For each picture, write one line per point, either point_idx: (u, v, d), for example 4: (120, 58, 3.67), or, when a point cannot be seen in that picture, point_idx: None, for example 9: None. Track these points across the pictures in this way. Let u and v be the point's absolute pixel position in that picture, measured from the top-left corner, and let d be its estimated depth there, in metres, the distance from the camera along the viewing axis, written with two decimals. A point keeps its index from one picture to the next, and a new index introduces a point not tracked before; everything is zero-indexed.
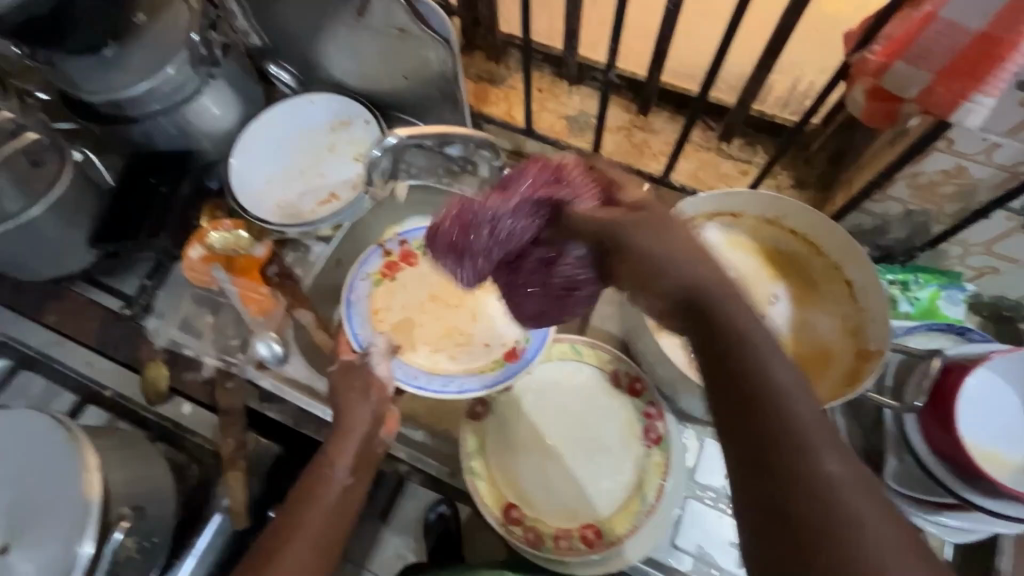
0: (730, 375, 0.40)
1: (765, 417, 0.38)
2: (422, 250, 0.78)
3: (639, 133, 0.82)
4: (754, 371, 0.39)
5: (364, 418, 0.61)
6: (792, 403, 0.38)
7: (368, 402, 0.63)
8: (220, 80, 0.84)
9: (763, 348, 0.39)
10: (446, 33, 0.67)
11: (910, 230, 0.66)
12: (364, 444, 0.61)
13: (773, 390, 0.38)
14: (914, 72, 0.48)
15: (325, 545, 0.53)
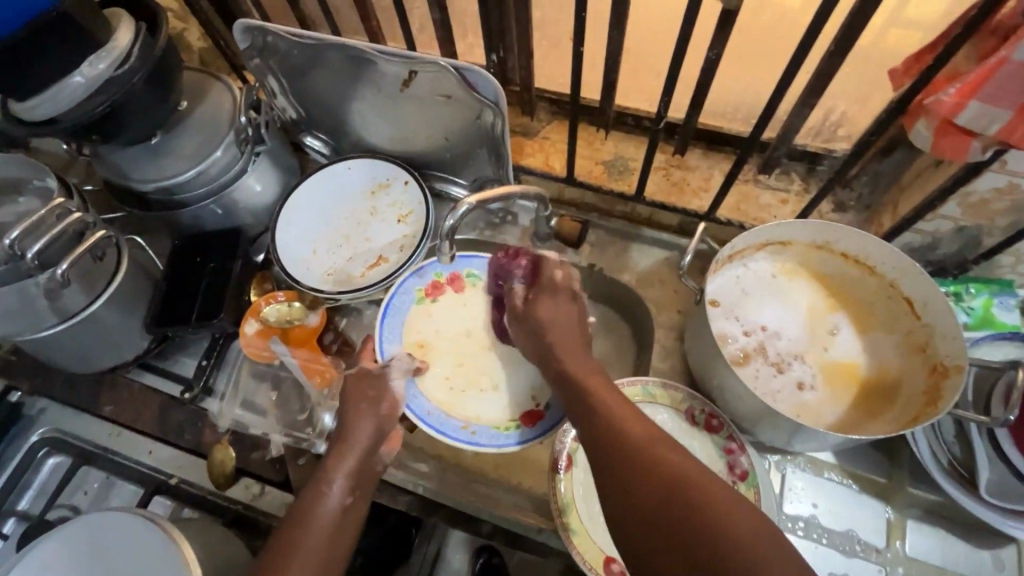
0: (612, 450, 0.52)
1: (654, 466, 0.49)
2: (469, 282, 0.84)
3: (676, 172, 0.85)
4: (624, 440, 0.52)
5: (365, 434, 0.64)
6: (674, 463, 0.48)
7: (372, 418, 0.65)
8: (264, 157, 0.86)
9: (627, 423, 0.53)
10: (495, 97, 0.70)
11: (961, 244, 0.69)
12: (365, 460, 0.63)
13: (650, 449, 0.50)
14: (991, 111, 0.43)
15: (330, 561, 0.56)
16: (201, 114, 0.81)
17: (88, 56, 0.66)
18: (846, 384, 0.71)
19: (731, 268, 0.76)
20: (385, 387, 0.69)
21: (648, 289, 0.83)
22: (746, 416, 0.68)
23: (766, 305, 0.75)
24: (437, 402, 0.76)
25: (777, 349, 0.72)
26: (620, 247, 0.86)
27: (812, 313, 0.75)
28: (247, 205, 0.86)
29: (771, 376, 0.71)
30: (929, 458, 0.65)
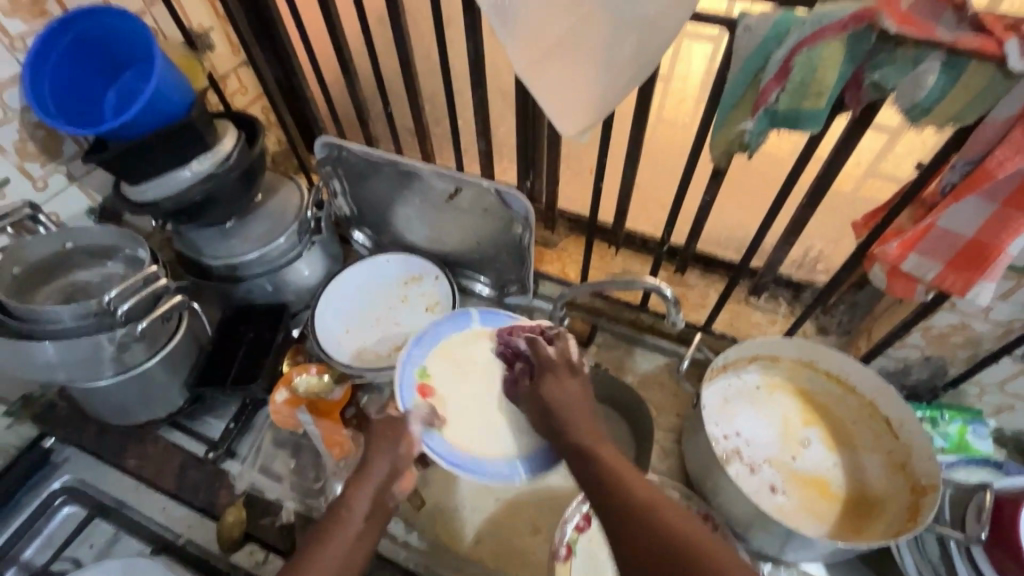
0: (616, 514, 0.53)
1: (651, 524, 0.50)
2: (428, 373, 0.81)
3: (677, 288, 0.96)
4: (635, 493, 0.53)
5: (382, 467, 0.66)
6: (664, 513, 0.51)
7: (391, 453, 0.68)
8: (317, 246, 0.98)
9: (626, 487, 0.54)
10: (525, 213, 0.83)
11: (930, 371, 0.77)
12: (380, 492, 0.65)
13: (661, 522, 0.50)
14: (928, 262, 0.54)
15: None
16: (272, 205, 0.95)
17: (197, 154, 0.81)
18: (819, 498, 0.75)
19: (723, 376, 0.84)
20: (403, 429, 0.71)
21: (648, 391, 0.91)
22: (742, 519, 0.71)
23: (752, 415, 0.82)
24: (460, 442, 0.77)
25: (751, 453, 0.78)
26: (625, 350, 0.95)
27: (786, 424, 0.81)
28: (295, 285, 0.97)
29: (746, 476, 0.76)
30: (915, 575, 0.67)
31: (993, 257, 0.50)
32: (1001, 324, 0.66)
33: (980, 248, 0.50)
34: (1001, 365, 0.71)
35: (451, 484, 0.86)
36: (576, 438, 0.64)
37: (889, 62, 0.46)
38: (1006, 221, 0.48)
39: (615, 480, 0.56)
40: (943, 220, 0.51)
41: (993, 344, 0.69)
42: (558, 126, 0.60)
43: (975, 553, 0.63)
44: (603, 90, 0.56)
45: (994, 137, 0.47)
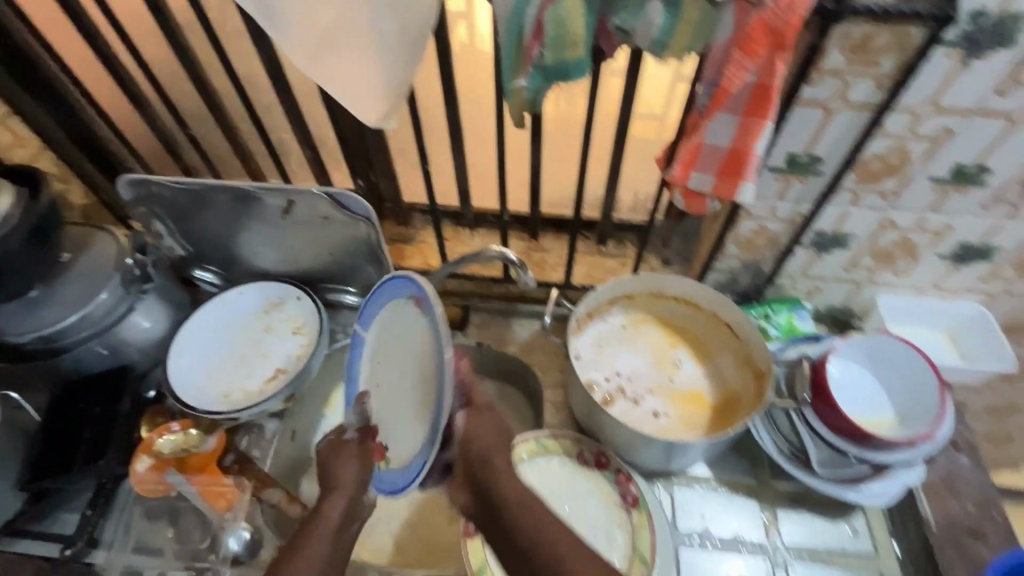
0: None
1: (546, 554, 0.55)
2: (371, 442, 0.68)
3: (535, 254, 1.00)
4: (513, 521, 0.58)
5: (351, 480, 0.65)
6: (518, 512, 0.58)
7: (354, 463, 0.66)
8: (152, 294, 0.89)
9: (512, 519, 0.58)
10: (366, 213, 0.82)
11: (752, 275, 0.88)
12: (353, 502, 0.64)
13: (506, 511, 0.59)
14: (704, 177, 0.61)
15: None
16: (86, 262, 0.84)
17: None
18: (691, 410, 0.85)
19: (591, 323, 0.91)
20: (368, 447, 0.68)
21: (529, 355, 0.95)
22: (624, 445, 0.77)
23: (625, 352, 0.89)
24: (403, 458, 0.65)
25: (632, 386, 0.86)
26: (502, 324, 0.98)
27: (658, 351, 0.90)
28: (136, 342, 0.88)
29: (630, 410, 0.84)
30: (774, 450, 0.76)
31: (747, 161, 0.58)
32: (787, 220, 0.77)
33: (736, 155, 0.58)
34: (799, 255, 0.83)
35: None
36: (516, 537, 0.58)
37: (623, 8, 0.51)
38: (749, 130, 0.56)
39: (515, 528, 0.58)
40: (706, 138, 0.58)
41: (788, 239, 0.80)
42: (360, 116, 0.59)
43: (806, 414, 0.73)
44: (392, 70, 0.57)
45: (721, 61, 0.54)
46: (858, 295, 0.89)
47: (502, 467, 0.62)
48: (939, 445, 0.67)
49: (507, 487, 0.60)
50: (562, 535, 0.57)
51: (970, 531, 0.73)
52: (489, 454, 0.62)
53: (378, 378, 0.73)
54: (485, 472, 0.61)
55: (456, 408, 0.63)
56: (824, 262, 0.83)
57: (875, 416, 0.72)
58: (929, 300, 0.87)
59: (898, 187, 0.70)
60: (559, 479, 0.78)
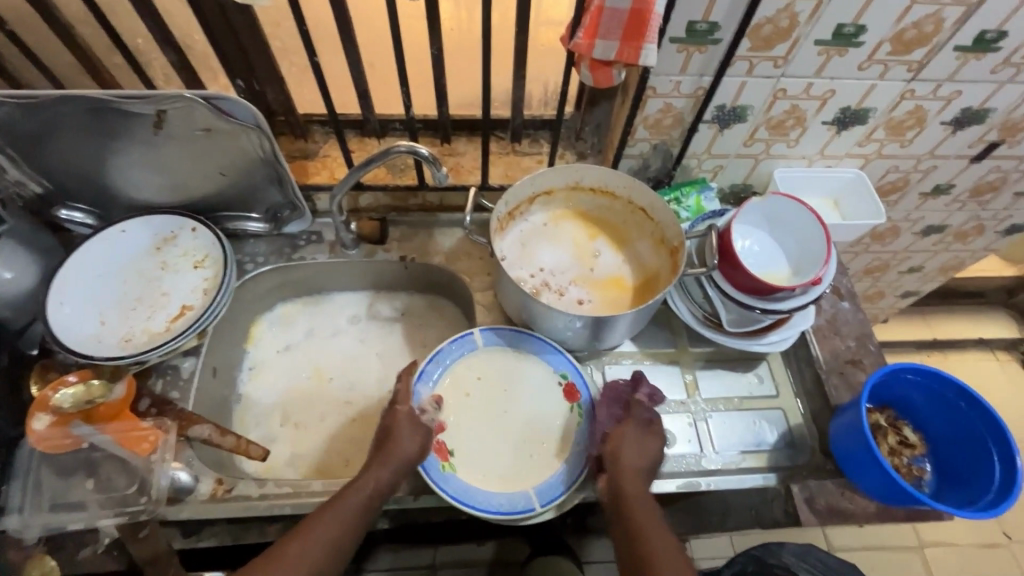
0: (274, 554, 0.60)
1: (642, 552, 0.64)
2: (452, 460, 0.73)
3: (450, 159, 0.96)
4: (631, 517, 0.66)
5: (404, 453, 0.67)
6: (648, 516, 0.66)
7: (415, 438, 0.69)
8: (8, 241, 0.77)
9: (645, 528, 0.65)
10: (255, 120, 0.74)
11: (661, 158, 0.91)
12: (400, 474, 0.66)
13: (644, 518, 0.66)
14: (608, 45, 0.60)
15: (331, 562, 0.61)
16: None
17: None
18: (616, 293, 0.89)
19: (513, 224, 0.92)
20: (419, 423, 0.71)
21: (455, 263, 0.93)
22: (558, 333, 0.80)
23: (546, 249, 0.91)
24: (477, 476, 0.73)
25: (556, 280, 0.89)
26: (424, 236, 0.95)
27: (578, 245, 0.93)
28: (1, 295, 0.76)
29: (557, 300, 0.87)
30: (690, 316, 0.84)
31: (647, 21, 0.57)
32: (690, 96, 0.79)
33: (637, 16, 0.57)
34: (704, 133, 0.86)
35: (321, 431, 0.88)
36: (631, 529, 0.66)
37: None
38: None
39: (636, 528, 0.65)
40: (607, 0, 0.57)
41: (692, 116, 0.82)
42: None
43: (716, 278, 0.79)
44: None
45: None
46: (756, 170, 0.95)
47: (632, 468, 0.69)
48: (824, 288, 0.75)
49: (637, 490, 0.68)
50: (663, 539, 0.65)
51: (851, 361, 0.85)
52: (643, 459, 0.70)
53: (466, 387, 0.79)
54: (634, 472, 0.69)
55: (638, 413, 0.74)
56: (726, 138, 0.87)
57: (772, 273, 0.79)
58: (818, 166, 0.94)
59: (787, 52, 0.73)
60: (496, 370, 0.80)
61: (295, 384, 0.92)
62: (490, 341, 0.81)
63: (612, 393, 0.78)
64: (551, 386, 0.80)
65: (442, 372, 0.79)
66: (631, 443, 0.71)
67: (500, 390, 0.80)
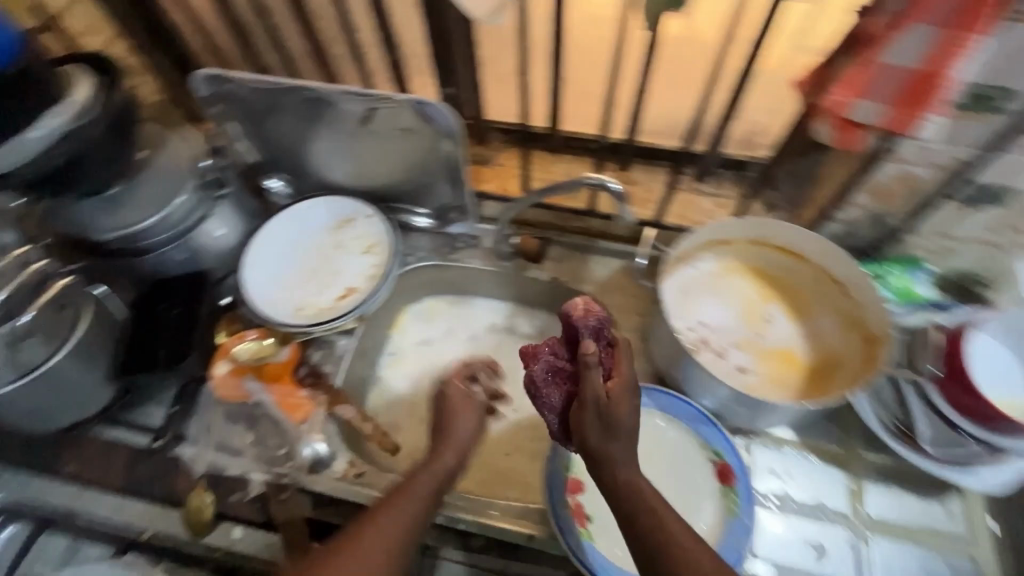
0: (341, 538, 0.56)
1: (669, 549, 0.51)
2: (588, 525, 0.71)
3: (623, 187, 0.91)
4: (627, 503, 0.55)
5: (460, 440, 0.69)
6: (640, 494, 0.54)
7: (470, 420, 0.71)
8: (227, 202, 0.87)
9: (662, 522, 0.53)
10: (452, 127, 0.75)
11: (875, 228, 0.78)
12: (459, 462, 0.67)
13: (646, 504, 0.54)
14: (875, 105, 0.56)
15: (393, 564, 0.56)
16: (162, 161, 0.81)
17: (48, 109, 0.67)
18: (785, 369, 0.78)
19: (680, 268, 0.83)
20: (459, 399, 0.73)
21: (608, 296, 0.89)
22: (715, 402, 0.74)
23: (711, 302, 0.82)
24: (614, 547, 0.70)
25: (717, 339, 0.80)
26: (580, 260, 0.92)
27: (748, 305, 0.83)
28: (212, 248, 0.87)
29: (715, 363, 0.78)
30: (876, 421, 0.71)
31: (935, 86, 0.53)
32: (940, 167, 0.66)
33: (923, 79, 0.53)
34: (943, 210, 0.71)
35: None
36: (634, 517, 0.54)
37: None
38: (945, 49, 0.51)
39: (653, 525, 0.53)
40: (889, 58, 0.53)
41: (935, 189, 0.69)
42: (464, 8, 0.52)
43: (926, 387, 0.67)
44: None
45: None
46: None
47: (619, 433, 0.56)
48: None
49: (627, 467, 0.56)
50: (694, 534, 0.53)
51: None
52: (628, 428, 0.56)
53: None
54: (602, 429, 0.56)
55: (593, 392, 0.56)
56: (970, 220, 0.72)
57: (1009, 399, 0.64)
58: None
59: None
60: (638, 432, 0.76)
61: (428, 380, 0.94)
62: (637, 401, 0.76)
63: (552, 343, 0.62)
64: (701, 463, 0.73)
65: None
66: (607, 401, 0.56)
67: (645, 457, 0.75)
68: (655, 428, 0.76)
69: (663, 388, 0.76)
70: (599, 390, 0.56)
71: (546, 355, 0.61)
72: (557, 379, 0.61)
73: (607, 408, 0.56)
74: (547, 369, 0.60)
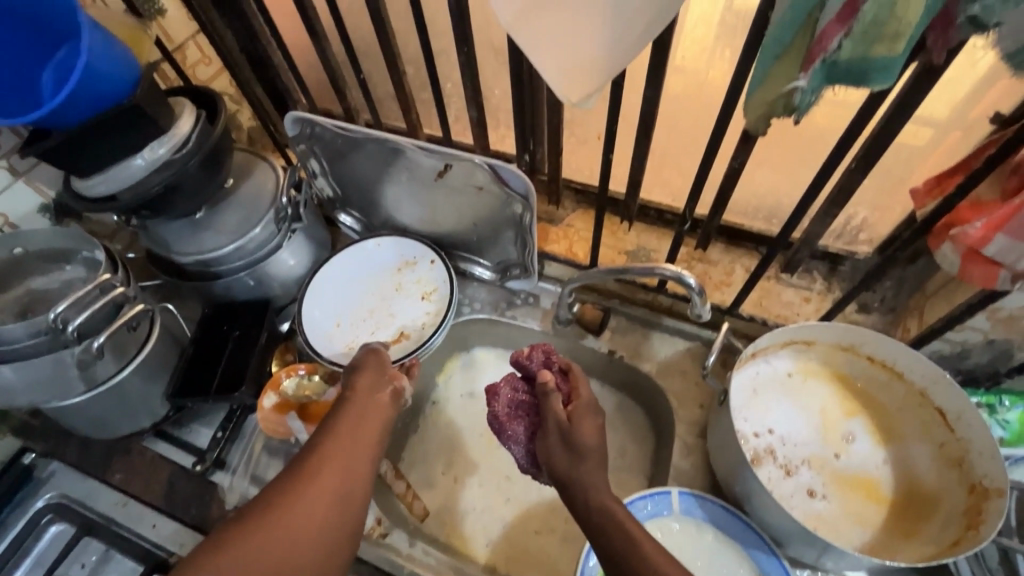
0: (294, 470, 0.57)
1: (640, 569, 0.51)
2: None
3: (697, 265, 0.85)
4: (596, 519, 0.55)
5: (363, 403, 0.64)
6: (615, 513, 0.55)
7: (374, 384, 0.66)
8: (300, 234, 0.89)
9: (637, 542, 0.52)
10: (525, 191, 0.73)
11: (992, 356, 0.68)
12: (373, 409, 0.64)
13: (620, 520, 0.54)
14: (1018, 246, 0.44)
15: (346, 501, 0.55)
16: (247, 190, 0.85)
17: (152, 140, 0.71)
18: (865, 501, 0.69)
19: (753, 364, 0.76)
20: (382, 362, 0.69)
21: (668, 380, 0.83)
22: (776, 529, 0.65)
23: (783, 407, 0.74)
24: None
25: (786, 452, 0.71)
26: (642, 336, 0.86)
27: (826, 417, 0.74)
28: (278, 278, 0.89)
29: (781, 480, 0.70)
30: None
31: None
32: None
33: None
34: None
35: (475, 497, 0.85)
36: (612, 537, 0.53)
37: None
38: None
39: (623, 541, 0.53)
40: None
41: None
42: (557, 92, 0.49)
43: None
44: (614, 41, 0.45)
45: None
46: None
47: (583, 460, 0.58)
48: None
49: (595, 486, 0.57)
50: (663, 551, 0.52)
51: None
52: (597, 453, 0.59)
53: None
54: (577, 455, 0.59)
55: (555, 417, 0.62)
56: None
57: None
58: None
59: None
60: (686, 546, 0.68)
61: (468, 436, 0.90)
62: (689, 511, 0.69)
63: (505, 381, 0.70)
64: None
65: None
66: (569, 425, 0.60)
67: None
68: (706, 545, 0.68)
69: (718, 500, 0.69)
70: (563, 419, 0.61)
71: (504, 388, 0.70)
72: (516, 409, 0.68)
73: (567, 434, 0.60)
74: (506, 404, 0.69)
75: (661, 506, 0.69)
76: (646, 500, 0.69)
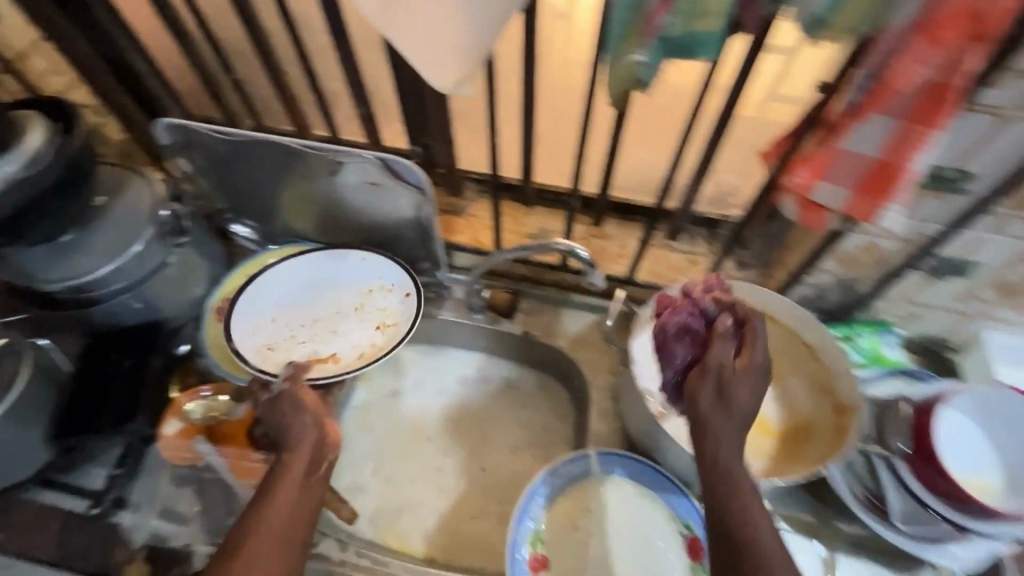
0: (236, 525, 0.55)
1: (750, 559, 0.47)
2: None
3: (596, 242, 0.91)
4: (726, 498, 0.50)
5: (301, 437, 0.60)
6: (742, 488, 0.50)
7: (304, 416, 0.62)
8: (188, 248, 0.83)
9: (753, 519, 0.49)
10: (420, 182, 0.74)
11: (843, 293, 0.78)
12: (310, 448, 0.60)
13: (732, 499, 0.50)
14: (836, 190, 0.52)
15: (289, 542, 0.55)
16: (121, 209, 0.76)
17: None
18: (758, 434, 0.76)
19: None
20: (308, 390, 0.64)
21: (580, 352, 0.87)
22: (685, 472, 0.71)
23: None
24: None
25: None
26: (552, 314, 0.90)
27: None
28: (169, 299, 0.83)
29: None
30: (847, 492, 0.69)
31: (899, 178, 0.48)
32: (905, 240, 0.66)
33: (887, 171, 0.49)
34: (907, 279, 0.72)
35: (406, 493, 0.85)
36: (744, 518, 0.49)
37: None
38: (911, 140, 0.46)
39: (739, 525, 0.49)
40: (849, 144, 0.49)
41: (900, 260, 0.69)
42: (430, 80, 0.51)
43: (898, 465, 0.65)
44: (476, 29, 0.47)
45: (886, 51, 0.43)
46: (963, 328, 0.78)
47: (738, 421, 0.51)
48: None
49: (731, 452, 0.51)
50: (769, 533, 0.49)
51: None
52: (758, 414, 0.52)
53: (574, 519, 0.71)
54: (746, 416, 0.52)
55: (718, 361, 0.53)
56: (934, 290, 0.72)
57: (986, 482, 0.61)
58: None
59: None
60: (607, 501, 0.72)
61: (394, 436, 0.90)
62: (607, 469, 0.73)
63: (685, 301, 0.58)
64: (671, 538, 0.70)
65: (550, 497, 0.72)
66: (734, 371, 0.52)
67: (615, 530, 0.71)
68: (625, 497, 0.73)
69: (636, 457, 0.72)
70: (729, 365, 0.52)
71: (668, 319, 0.57)
72: (672, 347, 0.56)
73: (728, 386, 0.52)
74: (672, 333, 0.56)
75: (581, 468, 0.73)
76: (569, 464, 0.72)
